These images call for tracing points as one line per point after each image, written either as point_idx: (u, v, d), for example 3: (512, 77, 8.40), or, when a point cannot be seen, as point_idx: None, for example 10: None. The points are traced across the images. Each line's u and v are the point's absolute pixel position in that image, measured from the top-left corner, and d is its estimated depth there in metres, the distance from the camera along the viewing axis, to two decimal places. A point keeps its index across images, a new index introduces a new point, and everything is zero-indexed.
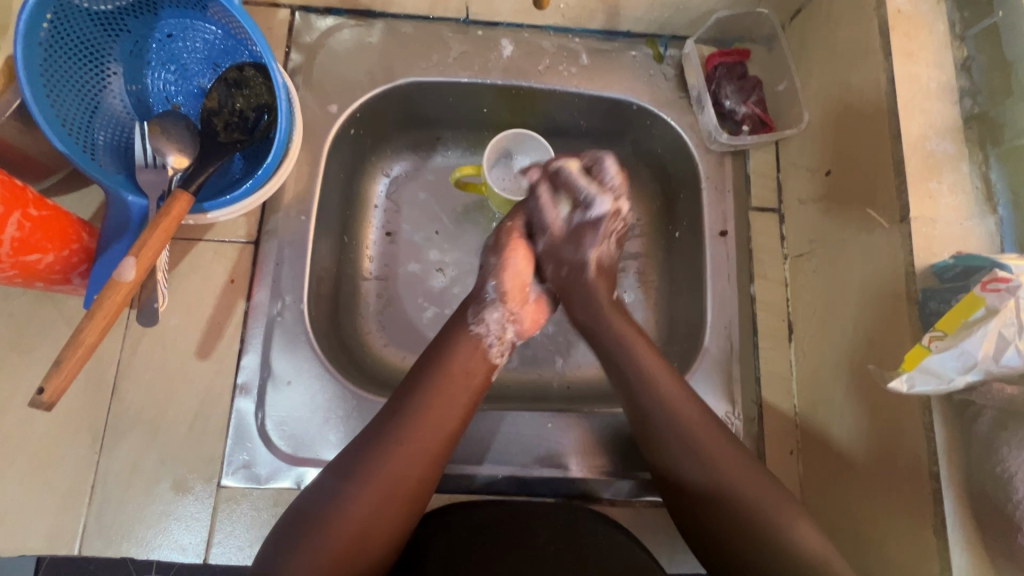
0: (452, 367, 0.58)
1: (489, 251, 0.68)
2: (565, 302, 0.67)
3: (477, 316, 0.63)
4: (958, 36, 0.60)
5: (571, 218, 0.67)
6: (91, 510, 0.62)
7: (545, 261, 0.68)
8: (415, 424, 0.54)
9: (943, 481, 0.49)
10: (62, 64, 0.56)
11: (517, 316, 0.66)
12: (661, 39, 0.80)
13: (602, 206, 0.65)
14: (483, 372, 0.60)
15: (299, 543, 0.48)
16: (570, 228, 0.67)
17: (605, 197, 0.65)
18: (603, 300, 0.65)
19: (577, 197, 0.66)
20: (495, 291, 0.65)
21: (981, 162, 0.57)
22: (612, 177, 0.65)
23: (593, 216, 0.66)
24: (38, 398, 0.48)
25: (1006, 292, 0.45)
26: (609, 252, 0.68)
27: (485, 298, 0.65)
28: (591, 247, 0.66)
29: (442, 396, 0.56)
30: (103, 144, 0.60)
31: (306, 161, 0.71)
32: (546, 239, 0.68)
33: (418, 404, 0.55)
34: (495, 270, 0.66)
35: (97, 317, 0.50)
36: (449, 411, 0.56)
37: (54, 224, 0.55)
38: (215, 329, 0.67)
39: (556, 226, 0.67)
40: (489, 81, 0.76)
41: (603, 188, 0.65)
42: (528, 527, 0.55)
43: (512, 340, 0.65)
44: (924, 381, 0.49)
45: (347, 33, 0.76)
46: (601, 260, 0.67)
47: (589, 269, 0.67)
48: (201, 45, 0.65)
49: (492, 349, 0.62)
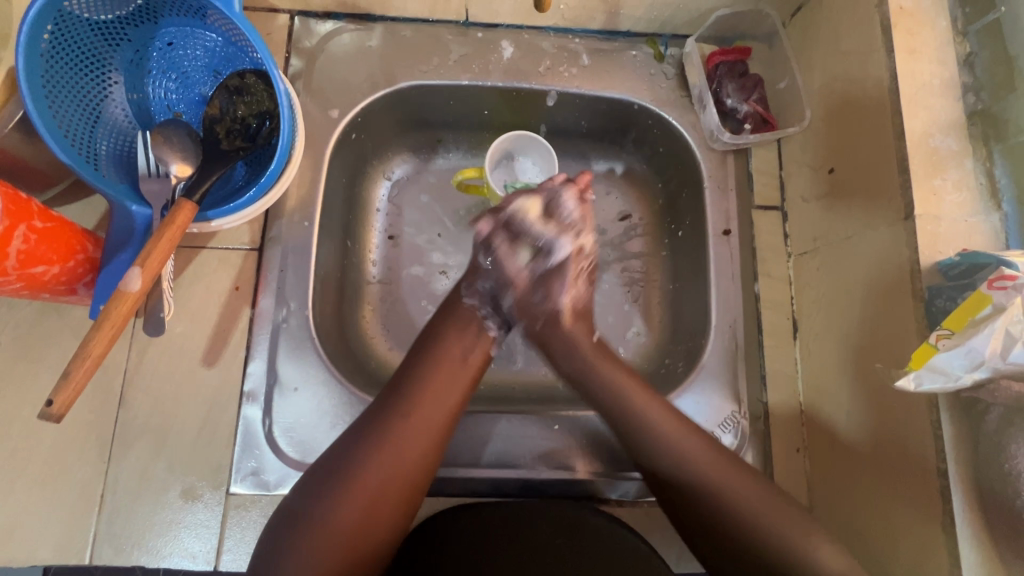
0: (440, 361, 0.58)
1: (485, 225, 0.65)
2: (547, 354, 0.64)
3: (471, 287, 0.65)
4: (960, 32, 0.59)
5: (535, 266, 0.64)
6: (101, 519, 0.62)
7: (515, 318, 0.65)
8: (403, 419, 0.53)
9: (951, 479, 0.49)
10: (64, 75, 0.56)
11: (513, 286, 0.65)
12: (661, 39, 0.80)
13: (562, 248, 0.63)
14: (474, 364, 0.59)
15: (288, 544, 0.47)
16: (535, 277, 0.64)
17: (566, 238, 0.63)
18: (585, 350, 0.63)
19: (536, 244, 0.63)
20: (490, 262, 0.65)
21: (985, 158, 0.56)
22: (570, 210, 0.63)
23: (557, 260, 0.64)
24: (48, 410, 0.48)
25: (1012, 291, 0.46)
26: (581, 294, 0.66)
27: (479, 268, 0.65)
28: (560, 293, 0.64)
29: (430, 392, 0.55)
30: (105, 154, 0.60)
31: (308, 167, 0.71)
32: (512, 298, 0.64)
33: (406, 400, 0.54)
34: (489, 241, 0.65)
35: (104, 328, 0.50)
36: (438, 405, 0.55)
37: (59, 236, 0.55)
38: (221, 336, 0.67)
39: (519, 278, 0.64)
40: (489, 83, 0.76)
41: (562, 228, 0.63)
42: (530, 521, 0.55)
43: (509, 310, 0.66)
44: (931, 379, 0.49)
45: (347, 37, 0.76)
46: (576, 303, 0.65)
47: (565, 317, 0.64)
48: (202, 52, 0.65)
49: (488, 323, 0.63)
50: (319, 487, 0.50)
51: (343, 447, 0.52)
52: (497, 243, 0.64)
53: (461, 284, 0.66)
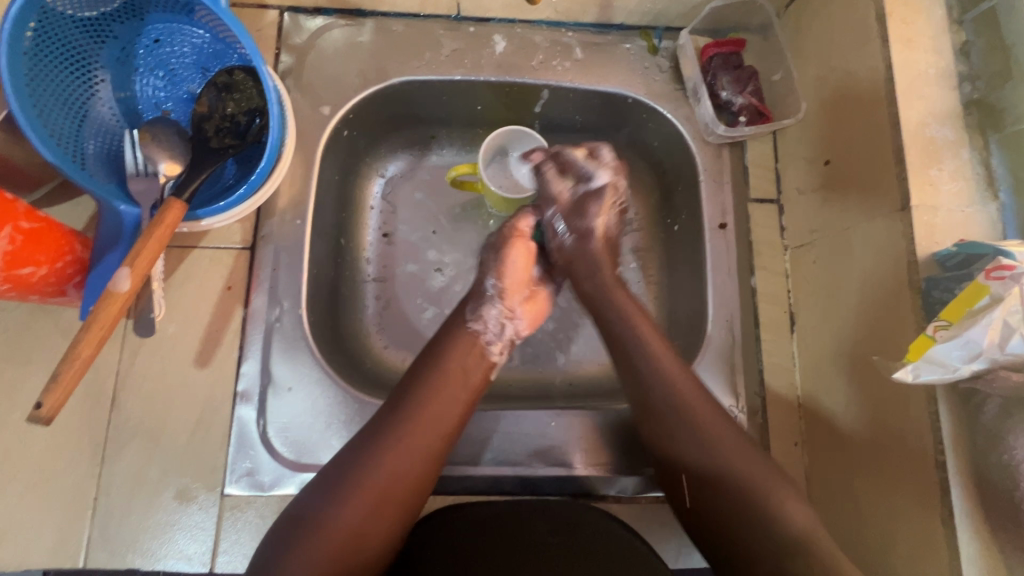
0: (444, 374, 0.58)
1: (488, 250, 0.66)
2: (571, 274, 0.67)
3: (477, 311, 0.63)
4: (956, 20, 0.59)
5: (573, 189, 0.67)
6: (95, 522, 0.61)
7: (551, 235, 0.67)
8: (405, 428, 0.54)
9: (949, 471, 0.49)
10: (48, 73, 0.55)
11: (516, 315, 0.66)
12: (655, 31, 0.79)
13: (601, 176, 0.66)
14: (477, 378, 0.60)
15: (290, 549, 0.47)
16: (575, 198, 0.67)
17: (605, 171, 0.66)
18: (606, 274, 0.65)
19: (578, 173, 0.67)
20: (494, 287, 0.64)
21: (981, 147, 0.56)
22: (604, 157, 0.67)
23: (594, 187, 0.66)
24: (37, 413, 0.48)
25: (1010, 280, 0.45)
26: (613, 223, 0.68)
27: (485, 294, 0.64)
28: (595, 216, 0.66)
29: (435, 401, 0.56)
30: (93, 153, 0.59)
31: (300, 164, 0.71)
32: (555, 213, 0.67)
33: (409, 411, 0.55)
34: (494, 266, 0.65)
35: (93, 329, 0.49)
36: (442, 417, 0.56)
37: (47, 236, 0.54)
38: (214, 337, 0.66)
39: (562, 196, 0.67)
40: (482, 78, 0.75)
41: (602, 163, 0.67)
42: (528, 518, 0.55)
43: (511, 339, 0.65)
44: (929, 371, 0.48)
45: (337, 32, 0.75)
46: (607, 232, 0.67)
47: (597, 236, 0.66)
48: (189, 49, 0.64)
49: (491, 348, 0.62)
50: (325, 491, 0.50)
51: (348, 454, 0.53)
52: (547, 171, 0.68)
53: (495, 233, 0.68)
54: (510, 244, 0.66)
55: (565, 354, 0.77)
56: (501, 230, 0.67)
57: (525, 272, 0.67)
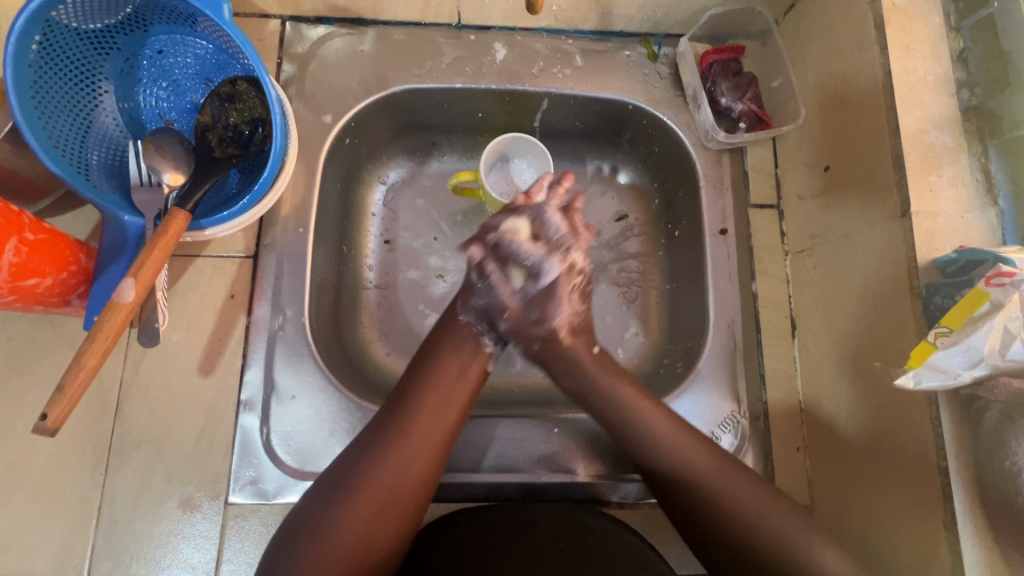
0: (440, 375, 0.58)
1: (473, 241, 0.63)
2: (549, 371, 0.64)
3: (466, 305, 0.63)
4: (953, 27, 0.59)
5: (526, 289, 0.60)
6: (99, 532, 0.61)
7: (512, 341, 0.63)
8: (405, 428, 0.54)
9: (952, 477, 0.49)
10: (53, 85, 0.56)
11: None
12: (654, 39, 0.80)
13: (552, 271, 0.59)
14: (473, 375, 0.60)
15: (301, 553, 0.47)
16: (528, 300, 0.61)
17: (554, 259, 0.59)
18: (587, 366, 0.62)
19: (525, 266, 0.59)
20: (482, 279, 0.62)
21: (980, 153, 0.56)
22: (549, 236, 0.59)
23: (547, 283, 0.60)
24: (42, 424, 0.48)
25: (1010, 286, 0.46)
26: (578, 310, 0.63)
27: (472, 287, 0.62)
28: (556, 314, 0.61)
29: (433, 403, 0.56)
30: (97, 164, 0.60)
31: (303, 173, 0.71)
32: (507, 322, 0.62)
33: (408, 412, 0.55)
34: None
35: (98, 340, 0.50)
36: (440, 419, 0.56)
37: (51, 247, 0.55)
38: (217, 345, 0.66)
39: (513, 303, 0.61)
40: (483, 86, 0.76)
41: (551, 249, 0.59)
42: (531, 522, 0.56)
43: (508, 326, 0.64)
44: (930, 378, 0.49)
45: (339, 41, 0.75)
46: (573, 320, 0.63)
47: (561, 335, 0.62)
48: (193, 60, 0.65)
49: (486, 339, 0.62)
50: (329, 495, 0.51)
51: (351, 456, 0.53)
52: (489, 271, 0.60)
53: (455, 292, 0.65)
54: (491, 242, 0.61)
55: None
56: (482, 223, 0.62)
57: None
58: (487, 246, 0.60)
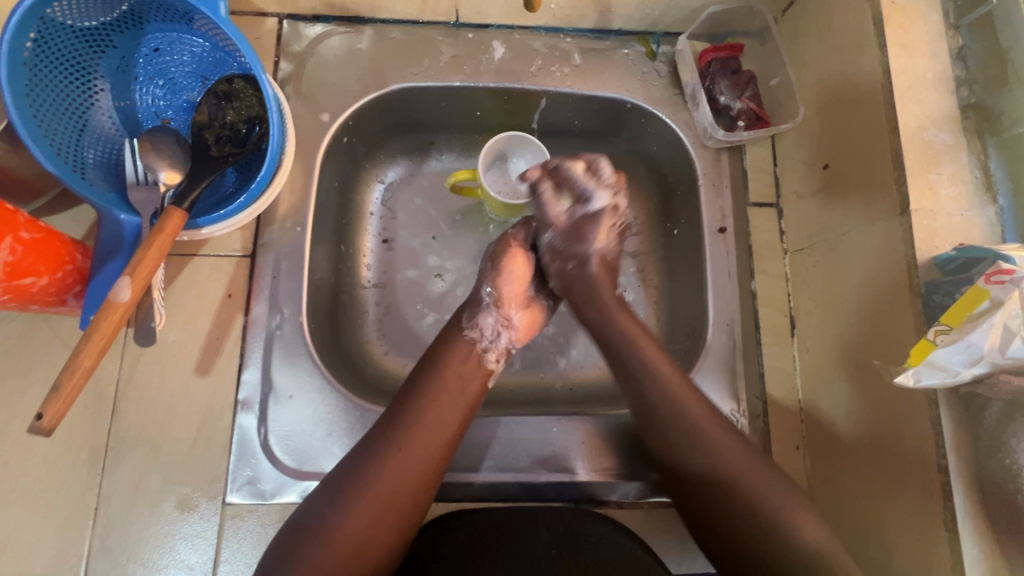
0: (443, 381, 0.58)
1: (488, 260, 0.67)
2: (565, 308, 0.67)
3: (472, 319, 0.64)
4: (952, 25, 0.59)
5: (572, 211, 0.67)
6: (96, 532, 0.61)
7: (547, 259, 0.68)
8: (407, 437, 0.54)
9: (952, 475, 0.49)
10: (48, 82, 0.55)
11: (512, 323, 0.66)
12: (653, 37, 0.79)
13: (601, 202, 0.66)
14: (475, 385, 0.60)
15: (301, 555, 0.48)
16: (573, 223, 0.67)
17: (603, 193, 0.65)
18: (607, 297, 0.66)
19: (577, 193, 0.66)
20: (490, 296, 0.65)
21: (980, 151, 0.56)
22: (603, 174, 0.65)
23: (593, 210, 0.66)
24: (37, 424, 0.47)
25: (1010, 284, 0.45)
26: (611, 247, 0.69)
27: (481, 302, 0.65)
28: (592, 242, 0.67)
29: (435, 409, 0.56)
30: (93, 162, 0.59)
31: (300, 171, 0.71)
32: (555, 233, 0.67)
33: (409, 420, 0.55)
34: (492, 276, 0.66)
35: (93, 339, 0.49)
36: (441, 426, 0.56)
37: (47, 246, 0.54)
38: (214, 345, 0.66)
39: (562, 219, 0.66)
40: (482, 85, 0.76)
41: (602, 184, 0.65)
42: (530, 526, 0.56)
43: (508, 347, 0.65)
44: (930, 375, 0.48)
45: (336, 39, 0.75)
46: (605, 257, 0.68)
47: (594, 265, 0.67)
48: (189, 58, 0.64)
49: (487, 356, 0.62)
50: (331, 497, 0.51)
51: (352, 461, 0.53)
52: (546, 190, 0.66)
53: (487, 254, 0.68)
54: (509, 256, 0.66)
55: (565, 358, 0.77)
56: (505, 236, 0.68)
57: (525, 282, 0.67)
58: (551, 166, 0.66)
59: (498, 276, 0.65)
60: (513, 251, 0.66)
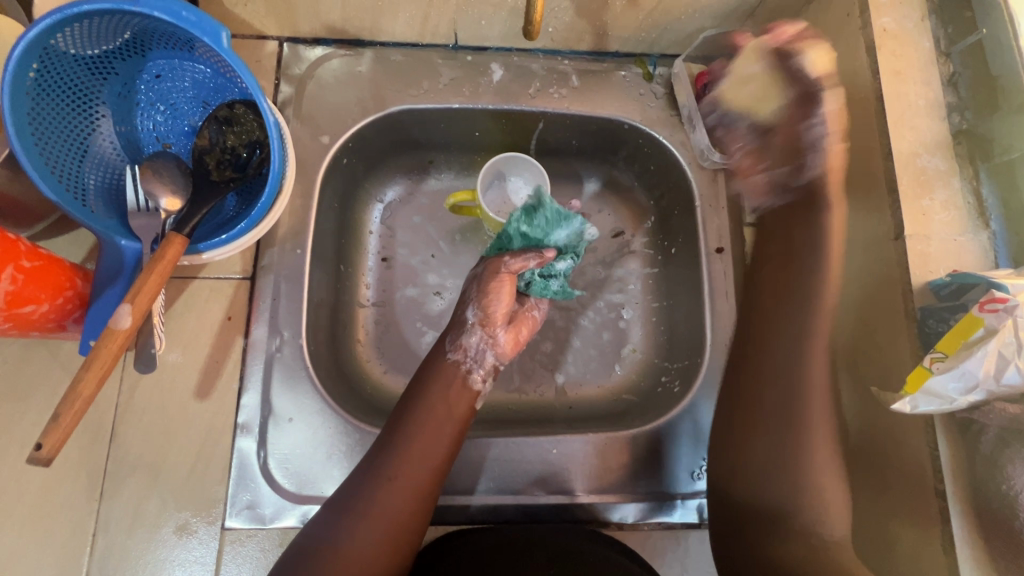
0: (432, 405, 0.58)
1: (472, 281, 0.66)
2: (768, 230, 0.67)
3: (455, 342, 0.63)
4: (943, 52, 0.61)
5: (789, 99, 0.64)
6: (93, 559, 0.61)
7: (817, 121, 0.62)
8: (399, 460, 0.55)
9: (949, 500, 0.49)
10: (50, 110, 0.56)
11: (497, 340, 0.65)
12: (650, 58, 0.80)
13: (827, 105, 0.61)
14: (462, 408, 0.60)
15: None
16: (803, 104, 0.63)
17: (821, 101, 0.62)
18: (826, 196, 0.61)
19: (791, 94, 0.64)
20: (475, 316, 0.64)
21: (972, 176, 0.58)
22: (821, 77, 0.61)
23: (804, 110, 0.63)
24: (37, 454, 0.47)
25: (1003, 312, 0.46)
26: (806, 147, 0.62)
27: (464, 323, 0.64)
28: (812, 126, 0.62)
29: (425, 433, 0.56)
30: (94, 188, 0.60)
31: (299, 194, 0.71)
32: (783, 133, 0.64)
33: (399, 444, 0.56)
34: (475, 296, 0.65)
35: (94, 367, 0.49)
36: (432, 449, 0.56)
37: (47, 274, 0.55)
38: (214, 367, 0.66)
39: (794, 114, 0.63)
40: (480, 106, 0.76)
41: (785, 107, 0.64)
42: (531, 543, 0.57)
43: (495, 364, 0.65)
44: (927, 402, 0.49)
45: (337, 62, 0.76)
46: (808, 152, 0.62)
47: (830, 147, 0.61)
48: (190, 84, 0.65)
49: (473, 377, 0.62)
50: (329, 521, 0.52)
51: (348, 486, 0.54)
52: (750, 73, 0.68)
53: (478, 274, 0.66)
54: (495, 279, 0.64)
55: (565, 376, 0.77)
56: (494, 263, 0.66)
57: (511, 302, 0.66)
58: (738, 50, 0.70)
59: (480, 298, 0.64)
60: (502, 275, 0.65)
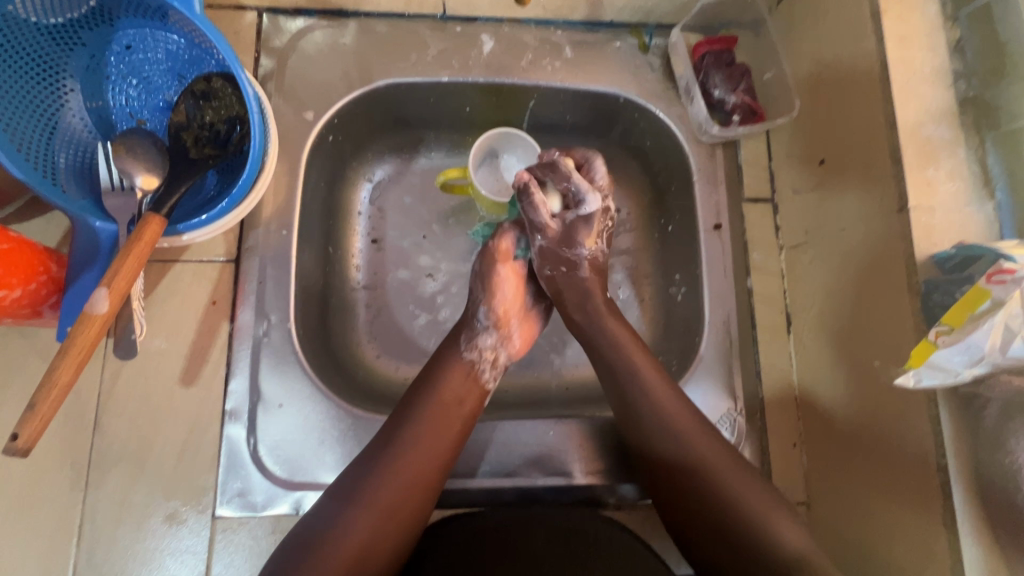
0: (440, 398, 0.57)
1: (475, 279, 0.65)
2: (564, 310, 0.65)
3: (471, 343, 0.62)
4: (951, 16, 0.58)
5: (562, 217, 0.64)
6: (80, 550, 0.59)
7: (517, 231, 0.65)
8: (408, 449, 0.53)
9: (951, 474, 0.49)
10: (11, 82, 0.53)
11: (511, 338, 0.65)
12: (646, 29, 0.78)
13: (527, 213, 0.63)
14: (471, 403, 0.59)
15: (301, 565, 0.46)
16: (565, 226, 0.64)
17: (595, 195, 0.63)
18: (599, 300, 0.64)
19: (568, 193, 0.64)
20: (487, 318, 0.64)
21: (978, 146, 0.56)
22: (573, 177, 0.63)
23: (583, 212, 0.63)
24: (13, 444, 0.45)
25: (1012, 284, 0.45)
26: (603, 252, 0.66)
27: (476, 325, 0.63)
28: (580, 248, 0.64)
29: (433, 423, 0.55)
30: (64, 167, 0.57)
31: (284, 173, 0.68)
32: (542, 241, 0.64)
33: (407, 436, 0.54)
34: (484, 296, 0.64)
35: (70, 354, 0.47)
36: (440, 439, 0.55)
37: (16, 257, 0.52)
38: (200, 353, 0.64)
39: (551, 226, 0.63)
40: (471, 80, 0.73)
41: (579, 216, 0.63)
42: (529, 523, 0.55)
43: (506, 363, 0.65)
44: (930, 376, 0.48)
45: (319, 34, 0.72)
46: (596, 260, 0.66)
47: (587, 269, 0.65)
48: (163, 56, 0.61)
49: (484, 374, 0.61)
50: (333, 508, 0.50)
51: (354, 474, 0.52)
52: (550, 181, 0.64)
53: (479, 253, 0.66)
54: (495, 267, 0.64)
55: (561, 357, 0.76)
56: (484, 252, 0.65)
57: (515, 300, 0.65)
58: (518, 187, 0.63)
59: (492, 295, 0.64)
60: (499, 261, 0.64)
